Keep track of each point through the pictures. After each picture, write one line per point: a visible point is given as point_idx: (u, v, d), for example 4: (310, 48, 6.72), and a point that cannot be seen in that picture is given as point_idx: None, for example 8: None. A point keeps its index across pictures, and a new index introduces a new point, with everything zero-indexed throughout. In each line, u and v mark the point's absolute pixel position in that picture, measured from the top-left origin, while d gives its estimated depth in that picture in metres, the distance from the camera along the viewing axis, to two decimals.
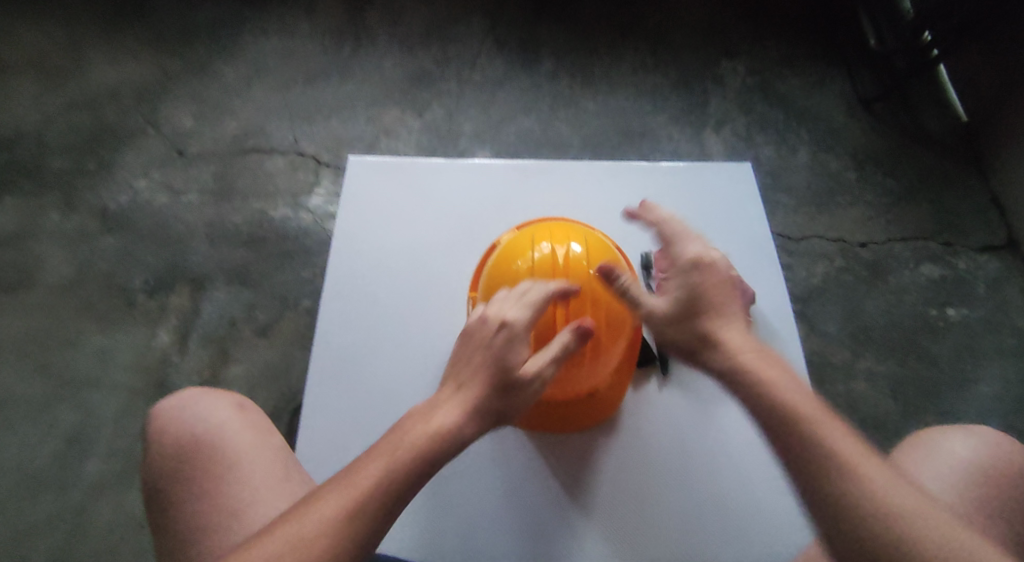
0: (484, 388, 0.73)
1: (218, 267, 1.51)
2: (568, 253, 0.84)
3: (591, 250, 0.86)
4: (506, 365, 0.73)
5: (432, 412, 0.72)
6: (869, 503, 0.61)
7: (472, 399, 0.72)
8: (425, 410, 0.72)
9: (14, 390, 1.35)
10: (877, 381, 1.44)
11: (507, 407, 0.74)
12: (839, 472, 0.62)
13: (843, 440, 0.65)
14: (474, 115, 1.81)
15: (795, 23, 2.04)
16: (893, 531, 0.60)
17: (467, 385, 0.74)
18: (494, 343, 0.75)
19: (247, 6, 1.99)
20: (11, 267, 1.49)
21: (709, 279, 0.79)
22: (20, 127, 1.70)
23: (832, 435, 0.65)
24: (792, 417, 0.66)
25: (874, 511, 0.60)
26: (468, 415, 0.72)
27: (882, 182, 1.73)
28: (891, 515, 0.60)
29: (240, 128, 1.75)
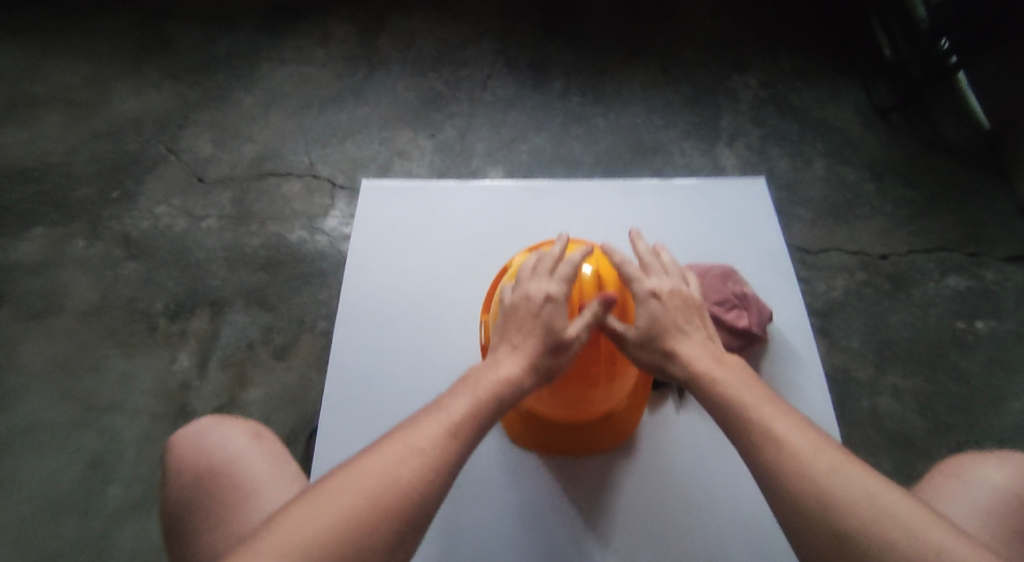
0: (538, 348, 0.76)
1: (237, 291, 1.53)
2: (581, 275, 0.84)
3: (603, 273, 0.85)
4: (556, 329, 0.76)
5: (491, 366, 0.75)
6: (815, 496, 0.60)
7: (532, 355, 0.75)
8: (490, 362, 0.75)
9: (38, 415, 1.37)
10: (904, 397, 1.40)
11: (557, 366, 0.77)
12: (786, 469, 0.63)
13: (794, 434, 0.65)
14: (486, 135, 1.82)
15: (807, 36, 2.03)
16: (842, 521, 0.58)
17: (523, 345, 0.76)
18: (542, 313, 0.77)
19: (265, 34, 2.04)
20: (37, 295, 1.52)
21: (668, 299, 0.81)
22: (47, 158, 1.75)
23: (781, 430, 0.65)
24: (747, 420, 0.68)
25: (822, 504, 0.60)
26: (529, 369, 0.75)
27: (901, 192, 1.70)
28: (838, 506, 0.59)
29: (257, 153, 1.78)
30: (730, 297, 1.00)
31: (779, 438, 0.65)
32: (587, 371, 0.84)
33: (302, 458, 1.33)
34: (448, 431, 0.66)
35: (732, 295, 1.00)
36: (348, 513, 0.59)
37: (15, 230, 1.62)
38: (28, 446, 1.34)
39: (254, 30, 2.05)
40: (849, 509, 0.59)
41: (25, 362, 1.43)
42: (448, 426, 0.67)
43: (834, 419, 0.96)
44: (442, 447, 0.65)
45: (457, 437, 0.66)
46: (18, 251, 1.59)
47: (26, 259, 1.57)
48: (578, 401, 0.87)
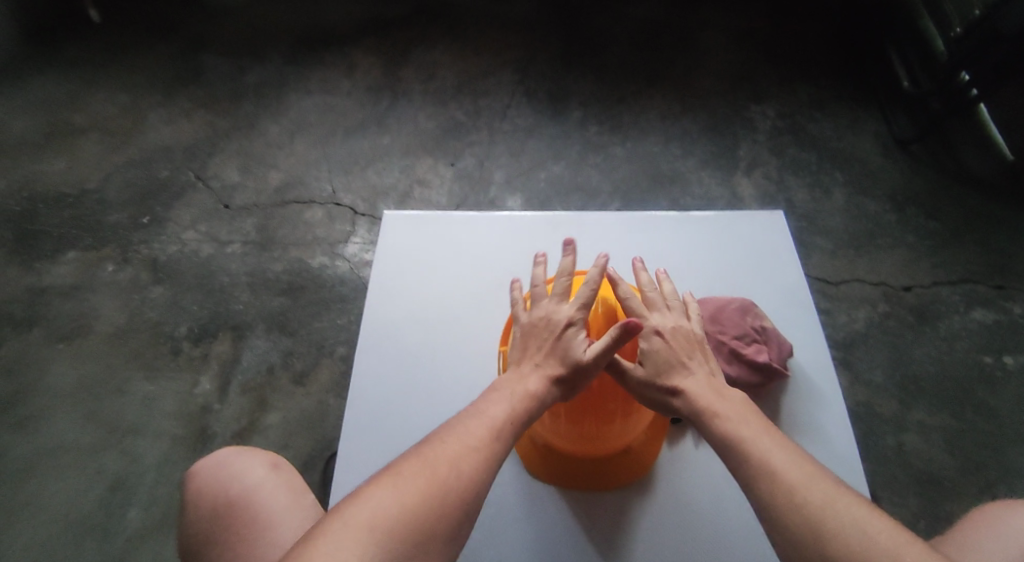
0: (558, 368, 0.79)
1: (258, 315, 1.56)
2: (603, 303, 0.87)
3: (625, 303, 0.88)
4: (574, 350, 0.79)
5: (518, 379, 0.79)
6: (807, 527, 0.62)
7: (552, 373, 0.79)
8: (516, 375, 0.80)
9: (64, 436, 1.39)
10: (931, 433, 1.36)
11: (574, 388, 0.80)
12: (781, 501, 0.65)
13: (790, 468, 0.67)
14: (505, 164, 1.85)
15: (824, 67, 2.05)
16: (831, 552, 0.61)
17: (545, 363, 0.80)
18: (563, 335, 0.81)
19: (292, 66, 2.11)
20: (67, 317, 1.56)
21: (673, 336, 0.83)
22: (82, 184, 1.82)
23: (779, 463, 0.67)
24: (745, 455, 0.69)
25: (813, 535, 0.62)
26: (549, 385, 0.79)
27: (923, 223, 1.68)
28: (829, 536, 0.62)
29: (282, 180, 1.83)
30: (749, 331, 0.99)
31: (771, 470, 0.67)
32: (603, 403, 0.85)
33: (318, 484, 1.34)
34: (493, 431, 0.72)
35: (751, 330, 1.00)
36: (411, 502, 0.63)
37: (49, 253, 1.68)
38: (53, 466, 1.36)
39: (282, 61, 2.12)
40: (833, 534, 0.61)
41: (53, 383, 1.46)
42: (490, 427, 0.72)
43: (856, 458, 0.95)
44: (489, 444, 0.71)
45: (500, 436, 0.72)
46: (51, 274, 1.64)
47: (58, 282, 1.62)
48: (594, 434, 0.87)
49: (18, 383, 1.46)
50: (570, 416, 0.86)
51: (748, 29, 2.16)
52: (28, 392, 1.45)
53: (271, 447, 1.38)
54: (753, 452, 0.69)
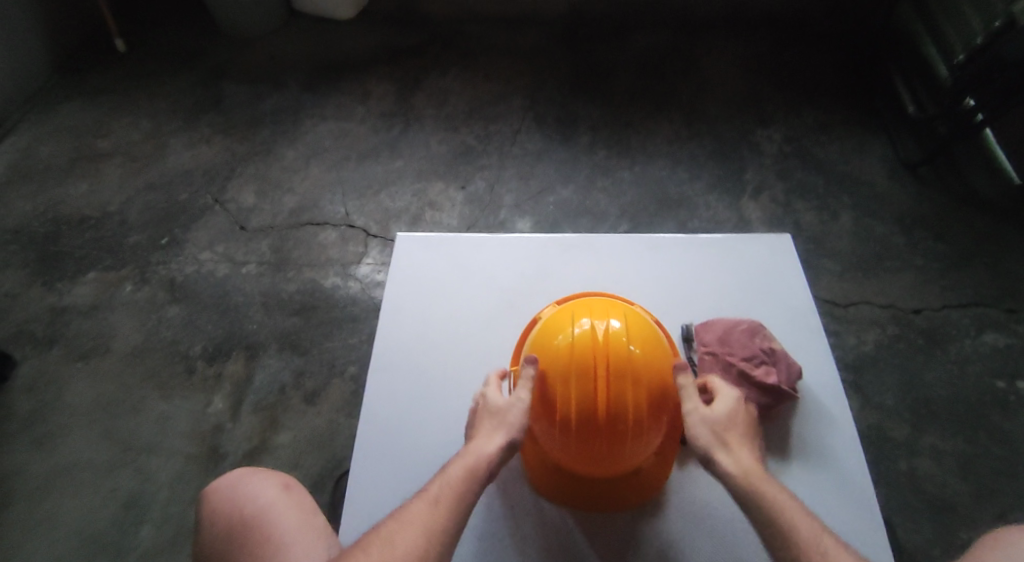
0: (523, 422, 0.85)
1: (271, 335, 1.58)
2: (608, 328, 0.86)
3: (631, 326, 0.88)
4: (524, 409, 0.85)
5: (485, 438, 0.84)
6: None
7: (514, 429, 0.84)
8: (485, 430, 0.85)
9: (80, 453, 1.41)
10: (945, 458, 1.35)
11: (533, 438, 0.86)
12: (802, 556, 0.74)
13: (809, 528, 0.77)
14: (514, 187, 1.88)
15: (829, 93, 2.08)
16: None
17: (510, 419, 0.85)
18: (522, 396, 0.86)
19: (308, 92, 2.17)
20: (86, 336, 1.60)
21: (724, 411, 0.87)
22: (104, 207, 1.87)
23: (804, 528, 0.77)
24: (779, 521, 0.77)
25: None
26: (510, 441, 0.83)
27: (932, 246, 1.69)
28: None
29: (296, 203, 1.87)
30: (758, 353, 1.00)
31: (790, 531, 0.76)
32: (614, 425, 0.83)
33: (327, 503, 1.34)
34: (452, 491, 0.79)
35: (760, 351, 1.01)
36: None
37: (70, 274, 1.72)
38: (68, 483, 1.38)
39: (298, 88, 2.19)
40: None
41: (71, 401, 1.49)
42: (443, 510, 0.78)
43: (866, 478, 0.95)
44: (448, 528, 0.76)
45: (457, 515, 0.78)
46: (72, 294, 1.68)
47: (78, 302, 1.66)
48: (605, 455, 0.85)
49: (36, 401, 1.49)
50: (579, 437, 0.84)
51: (753, 56, 2.20)
52: (46, 409, 1.48)
53: (281, 465, 1.39)
54: (781, 513, 0.77)
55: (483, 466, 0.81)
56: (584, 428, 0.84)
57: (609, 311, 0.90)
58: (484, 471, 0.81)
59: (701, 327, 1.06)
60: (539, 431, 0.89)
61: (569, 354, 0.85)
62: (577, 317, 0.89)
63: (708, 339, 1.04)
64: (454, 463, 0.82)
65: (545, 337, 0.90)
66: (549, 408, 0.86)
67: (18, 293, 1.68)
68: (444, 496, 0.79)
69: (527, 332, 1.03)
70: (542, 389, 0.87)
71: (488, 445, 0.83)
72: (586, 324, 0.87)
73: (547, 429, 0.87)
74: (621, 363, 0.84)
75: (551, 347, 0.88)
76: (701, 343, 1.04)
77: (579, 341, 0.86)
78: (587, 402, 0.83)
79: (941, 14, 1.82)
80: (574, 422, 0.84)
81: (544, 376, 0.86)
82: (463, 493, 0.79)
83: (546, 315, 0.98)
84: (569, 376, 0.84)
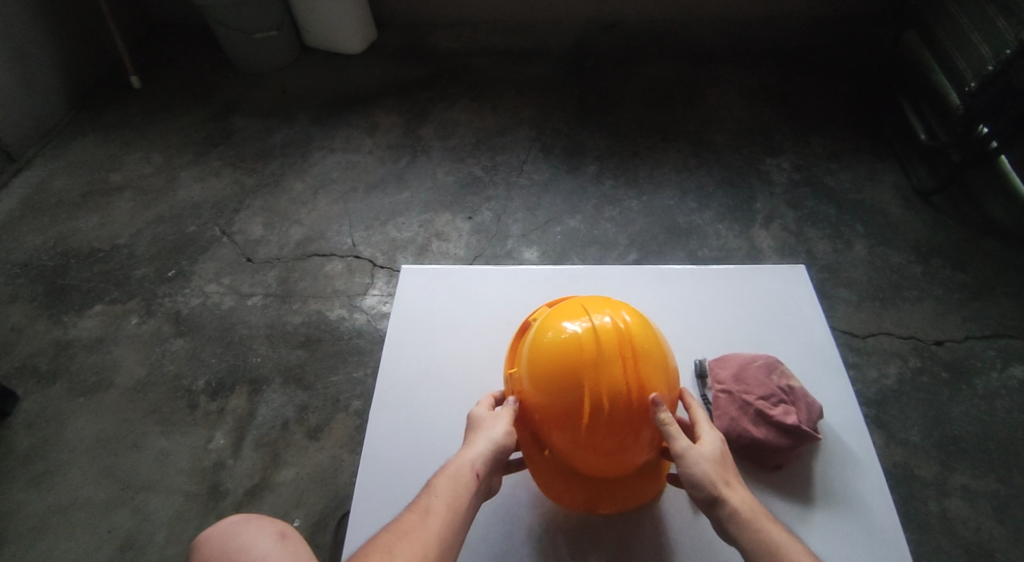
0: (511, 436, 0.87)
1: (275, 368, 1.56)
2: (624, 322, 0.86)
3: (640, 320, 0.88)
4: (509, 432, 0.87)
5: (466, 449, 0.85)
6: None
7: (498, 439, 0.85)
8: (472, 444, 0.85)
9: (78, 492, 1.38)
10: (977, 500, 1.28)
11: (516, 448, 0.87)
12: None
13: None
14: (521, 217, 1.87)
15: (837, 120, 2.07)
16: None
17: (495, 433, 0.86)
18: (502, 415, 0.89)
19: (318, 125, 2.19)
20: (90, 370, 1.58)
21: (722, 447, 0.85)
22: (113, 239, 1.88)
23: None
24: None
25: None
26: (494, 452, 0.84)
27: (952, 276, 1.64)
28: None
29: (304, 234, 1.86)
30: (776, 392, 0.96)
31: None
32: (641, 416, 0.84)
33: (329, 545, 1.29)
34: (450, 506, 0.78)
35: (778, 390, 0.96)
36: None
37: (77, 307, 1.71)
38: (66, 523, 1.34)
39: (308, 121, 2.21)
40: None
41: (72, 437, 1.46)
42: (438, 518, 0.76)
43: (898, 526, 0.90)
44: (444, 533, 0.75)
45: (455, 518, 0.77)
46: (78, 327, 1.67)
47: (84, 335, 1.65)
48: (624, 452, 0.86)
49: (36, 437, 1.46)
50: (603, 433, 0.84)
51: (760, 85, 2.20)
52: (46, 445, 1.45)
53: (282, 505, 1.34)
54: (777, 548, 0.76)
55: (468, 473, 0.81)
56: (609, 423, 0.83)
57: (615, 306, 0.90)
58: (472, 478, 0.81)
59: (715, 364, 1.03)
60: (551, 434, 0.88)
61: (594, 348, 0.84)
62: (589, 312, 0.88)
63: (723, 376, 1.00)
64: (441, 475, 0.81)
65: (556, 331, 0.87)
66: (571, 406, 0.84)
67: (24, 326, 1.67)
68: (437, 505, 0.77)
69: (518, 339, 0.99)
70: (562, 386, 0.85)
71: (470, 454, 0.83)
72: (605, 318, 0.87)
73: (566, 429, 0.86)
74: (642, 359, 0.85)
75: (570, 340, 0.85)
76: (716, 381, 1.00)
77: (602, 334, 0.85)
78: (614, 395, 0.83)
79: (949, 43, 1.82)
80: (599, 417, 0.83)
81: (564, 372, 0.84)
82: (459, 497, 0.79)
83: (537, 318, 0.96)
84: (596, 370, 0.83)
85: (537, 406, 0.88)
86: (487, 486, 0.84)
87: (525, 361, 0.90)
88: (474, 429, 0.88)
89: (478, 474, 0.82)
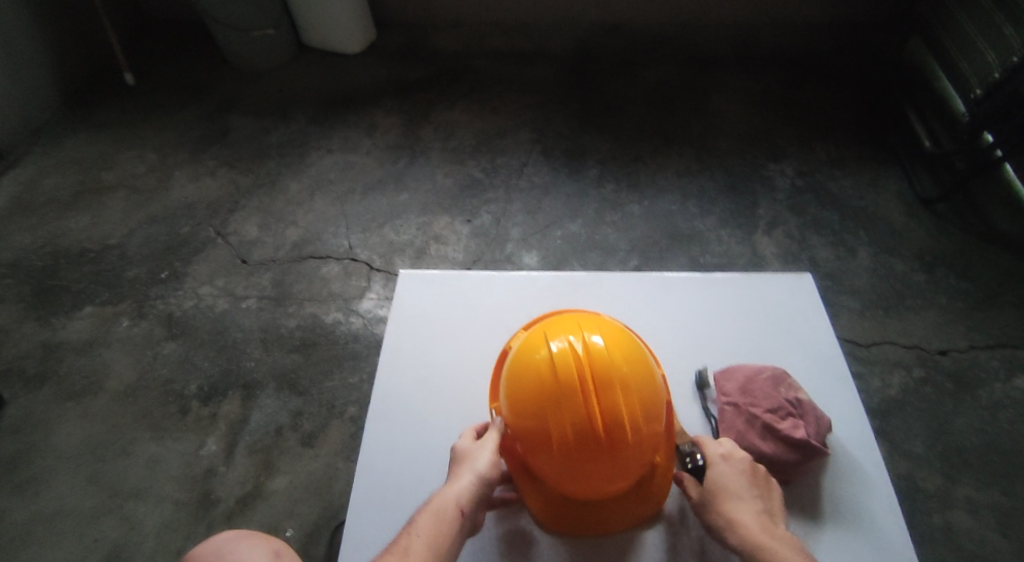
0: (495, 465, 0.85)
1: (269, 373, 1.53)
2: (588, 344, 0.83)
3: (610, 339, 0.84)
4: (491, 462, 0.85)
5: (449, 484, 0.83)
6: None
7: (481, 470, 0.84)
8: (454, 477, 0.84)
9: (64, 500, 1.34)
10: (982, 513, 1.26)
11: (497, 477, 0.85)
12: None
13: None
14: (521, 220, 1.84)
15: (839, 126, 2.06)
16: None
17: (477, 463, 0.85)
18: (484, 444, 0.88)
19: (315, 125, 2.16)
20: (79, 373, 1.55)
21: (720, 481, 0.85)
22: (104, 240, 1.84)
23: None
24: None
25: None
26: (476, 484, 0.83)
27: (955, 284, 1.63)
28: None
29: (300, 236, 1.83)
30: (785, 405, 0.94)
31: None
32: (621, 441, 0.81)
33: (323, 556, 1.26)
34: (433, 545, 0.76)
35: (786, 403, 0.94)
36: None
37: (67, 308, 1.68)
38: (52, 531, 1.31)
39: (305, 121, 2.18)
40: None
41: (59, 442, 1.43)
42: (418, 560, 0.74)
43: (909, 542, 0.88)
44: None
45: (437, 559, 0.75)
46: (67, 329, 1.63)
47: (73, 338, 1.61)
48: (610, 477, 0.83)
49: (23, 442, 1.43)
50: (584, 460, 0.82)
51: (762, 90, 2.19)
52: (31, 451, 1.41)
53: (274, 514, 1.31)
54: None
55: (450, 509, 0.79)
56: (586, 450, 0.81)
57: (586, 326, 0.86)
58: (456, 514, 0.79)
59: (721, 375, 1.01)
60: (536, 460, 0.86)
61: (553, 376, 0.82)
62: (552, 336, 0.85)
63: (728, 389, 0.98)
64: (422, 513, 0.79)
65: (525, 357, 0.86)
66: (547, 434, 0.82)
67: (12, 328, 1.64)
68: (417, 547, 0.75)
69: (503, 360, 0.97)
70: (536, 415, 0.83)
71: (453, 489, 0.82)
72: (564, 342, 0.84)
73: (547, 457, 0.84)
74: (607, 382, 0.81)
75: (534, 371, 0.83)
76: (721, 393, 0.99)
77: (560, 361, 0.82)
78: (586, 423, 0.80)
79: (955, 49, 1.80)
80: (574, 445, 0.81)
81: (536, 400, 0.82)
82: (442, 537, 0.77)
83: (518, 341, 0.94)
84: (559, 402, 0.81)
85: (517, 433, 0.86)
86: (473, 521, 0.82)
87: (503, 391, 0.89)
88: (459, 460, 0.87)
89: (461, 509, 0.80)
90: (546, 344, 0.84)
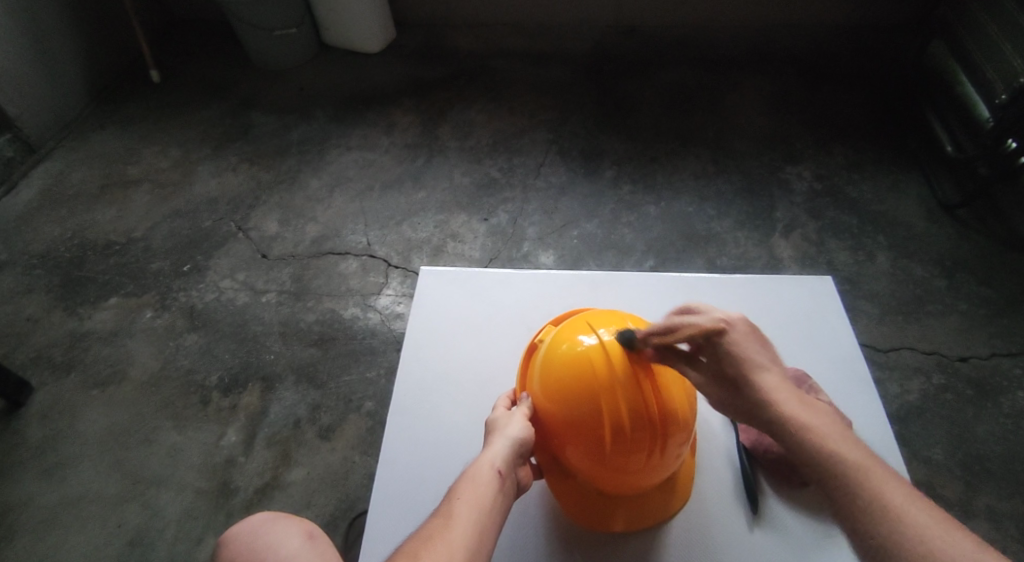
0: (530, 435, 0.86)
1: (289, 366, 1.55)
2: (635, 338, 0.84)
3: None
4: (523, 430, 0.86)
5: (484, 451, 0.84)
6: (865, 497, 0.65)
7: (518, 441, 0.85)
8: (489, 445, 0.84)
9: (89, 486, 1.38)
10: (1002, 522, 1.25)
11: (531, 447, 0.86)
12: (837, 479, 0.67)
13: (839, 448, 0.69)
14: (538, 220, 1.85)
15: (859, 130, 2.04)
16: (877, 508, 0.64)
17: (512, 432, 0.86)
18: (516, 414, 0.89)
19: (334, 123, 2.19)
20: (104, 362, 1.58)
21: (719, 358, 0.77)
22: (129, 233, 1.88)
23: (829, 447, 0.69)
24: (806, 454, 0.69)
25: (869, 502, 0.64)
26: (513, 455, 0.83)
27: (977, 291, 1.61)
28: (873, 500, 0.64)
29: (319, 231, 1.86)
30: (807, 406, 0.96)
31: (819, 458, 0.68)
32: (661, 432, 0.82)
33: (340, 547, 1.28)
34: (479, 509, 0.75)
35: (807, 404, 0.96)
36: None
37: (93, 299, 1.72)
38: (77, 515, 1.34)
39: (325, 119, 2.20)
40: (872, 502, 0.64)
41: (84, 429, 1.46)
42: (463, 522, 0.74)
43: None
44: (473, 536, 0.72)
45: (482, 522, 0.74)
46: (92, 319, 1.67)
47: (98, 328, 1.65)
48: (645, 468, 0.84)
49: (50, 428, 1.46)
50: (623, 450, 0.82)
51: (780, 93, 2.18)
52: (57, 437, 1.45)
53: (292, 505, 1.33)
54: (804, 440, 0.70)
55: (492, 474, 0.80)
56: (629, 439, 0.82)
57: (628, 321, 0.87)
58: (494, 476, 0.80)
59: None
60: (570, 448, 0.86)
61: (604, 365, 0.82)
62: (598, 326, 0.86)
63: None
64: (464, 480, 0.79)
65: (566, 346, 0.86)
66: (586, 422, 0.83)
67: (40, 316, 1.67)
68: (460, 510, 0.75)
69: (529, 356, 0.97)
70: (570, 404, 0.84)
71: (492, 455, 0.82)
72: (614, 333, 0.84)
73: (583, 446, 0.84)
74: (656, 373, 0.82)
75: (581, 358, 0.84)
76: None
77: (610, 351, 0.83)
78: (633, 409, 0.81)
79: (979, 54, 1.79)
80: (619, 433, 0.82)
81: (573, 390, 0.83)
82: (484, 497, 0.77)
83: (550, 332, 0.94)
84: (609, 390, 0.81)
85: (552, 419, 0.87)
86: (513, 487, 0.82)
87: (537, 379, 0.89)
88: (491, 430, 0.88)
89: (501, 475, 0.80)
90: (593, 333, 0.85)
